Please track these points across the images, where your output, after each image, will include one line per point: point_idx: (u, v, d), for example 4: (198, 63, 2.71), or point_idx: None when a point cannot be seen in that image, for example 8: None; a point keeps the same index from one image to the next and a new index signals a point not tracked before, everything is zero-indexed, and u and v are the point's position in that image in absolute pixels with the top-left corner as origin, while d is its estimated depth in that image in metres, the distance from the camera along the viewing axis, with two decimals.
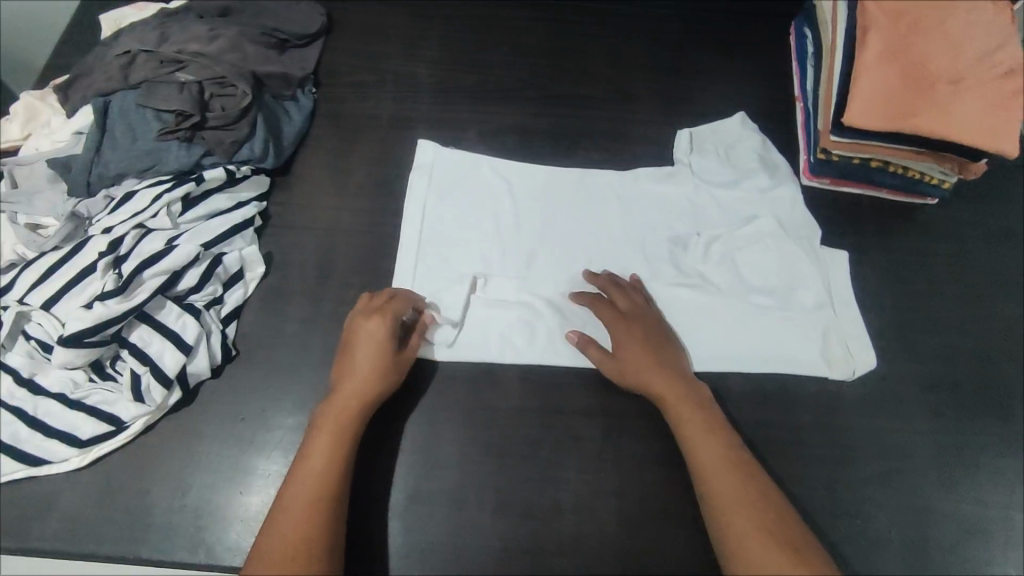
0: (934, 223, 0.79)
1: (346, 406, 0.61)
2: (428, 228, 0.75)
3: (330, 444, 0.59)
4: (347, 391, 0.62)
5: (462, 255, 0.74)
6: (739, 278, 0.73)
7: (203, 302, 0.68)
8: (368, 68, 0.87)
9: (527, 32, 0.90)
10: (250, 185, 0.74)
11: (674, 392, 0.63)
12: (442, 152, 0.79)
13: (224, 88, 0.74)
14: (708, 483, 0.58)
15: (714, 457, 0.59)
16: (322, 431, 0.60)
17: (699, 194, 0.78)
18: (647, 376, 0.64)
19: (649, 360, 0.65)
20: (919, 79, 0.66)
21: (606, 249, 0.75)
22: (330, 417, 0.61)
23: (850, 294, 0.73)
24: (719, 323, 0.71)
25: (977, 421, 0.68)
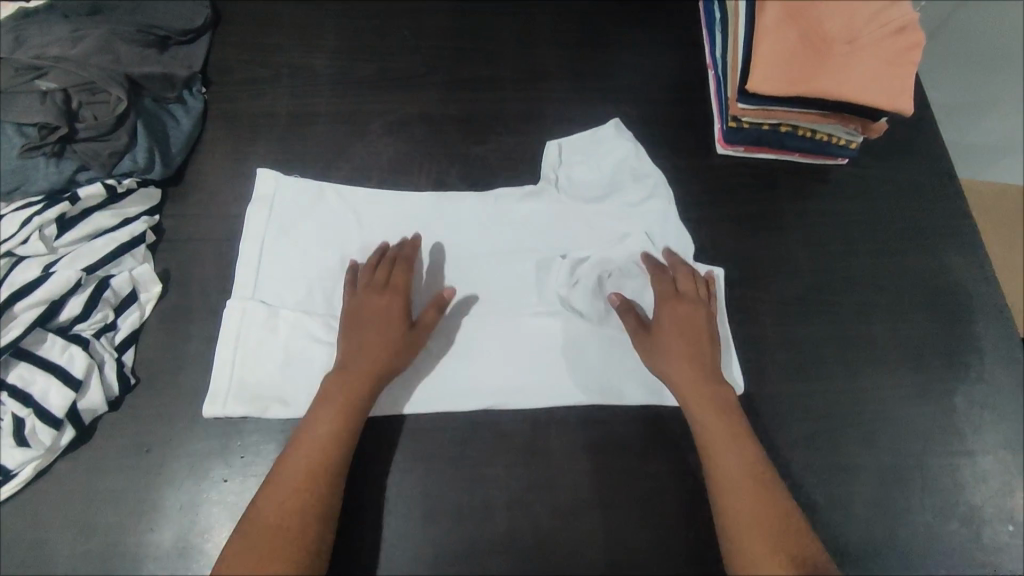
0: (846, 183, 0.79)
1: (347, 412, 0.60)
2: (266, 269, 0.69)
3: (316, 462, 0.58)
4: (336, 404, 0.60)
5: (305, 301, 0.68)
6: (602, 301, 0.72)
7: (92, 330, 0.62)
8: (262, 63, 0.82)
9: (429, 13, 0.86)
10: (137, 200, 0.69)
11: (693, 374, 0.64)
12: (282, 181, 0.73)
13: (95, 95, 0.68)
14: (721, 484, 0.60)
15: (740, 459, 0.60)
16: (306, 442, 0.59)
17: (569, 210, 0.76)
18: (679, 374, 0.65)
19: (686, 361, 0.65)
20: (817, 44, 0.66)
21: (472, 275, 0.72)
22: (319, 428, 0.59)
23: (722, 313, 0.71)
24: (584, 352, 0.69)
25: (895, 373, 0.70)
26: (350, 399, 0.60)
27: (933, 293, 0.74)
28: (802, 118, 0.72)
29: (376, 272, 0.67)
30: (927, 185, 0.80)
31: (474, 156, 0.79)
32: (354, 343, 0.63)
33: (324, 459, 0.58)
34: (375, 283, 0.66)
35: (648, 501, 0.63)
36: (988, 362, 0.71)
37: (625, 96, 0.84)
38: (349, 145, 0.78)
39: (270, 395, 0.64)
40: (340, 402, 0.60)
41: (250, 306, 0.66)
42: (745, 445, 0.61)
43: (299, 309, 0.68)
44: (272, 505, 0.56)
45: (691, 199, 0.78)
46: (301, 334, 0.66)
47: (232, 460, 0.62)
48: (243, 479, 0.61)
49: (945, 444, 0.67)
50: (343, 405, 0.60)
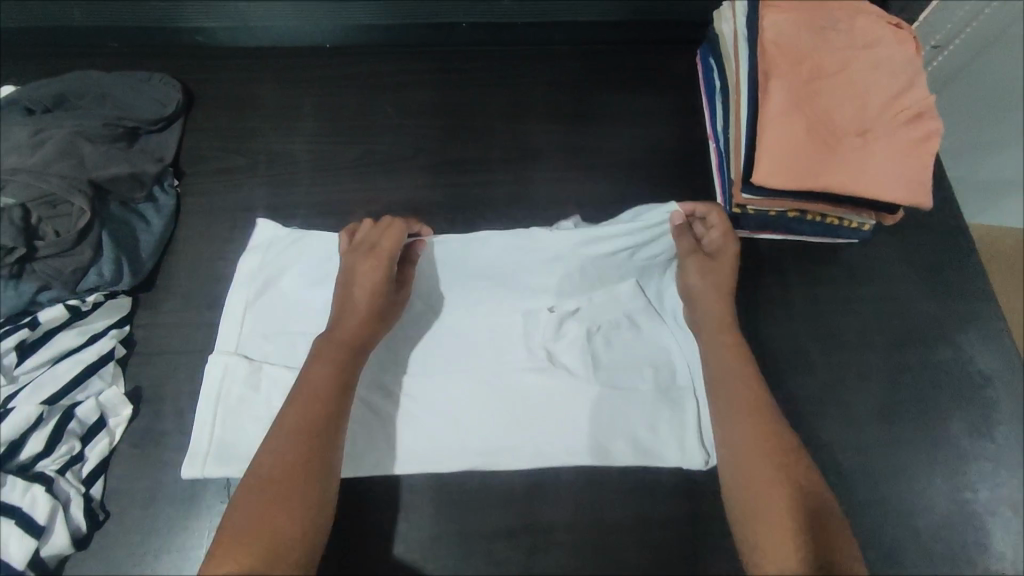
0: (858, 265, 0.75)
1: (332, 379, 0.58)
2: (251, 325, 0.67)
3: (305, 428, 0.56)
4: (324, 366, 0.59)
5: (287, 355, 0.66)
6: (590, 352, 0.67)
7: (56, 465, 0.59)
8: (238, 149, 0.78)
9: (414, 87, 0.82)
10: (104, 314, 0.65)
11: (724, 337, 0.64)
12: (278, 231, 0.70)
13: (55, 208, 0.64)
14: (739, 441, 0.58)
15: (760, 429, 0.58)
16: (297, 413, 0.56)
17: None
18: (714, 336, 0.64)
19: (720, 323, 0.65)
20: (826, 134, 0.62)
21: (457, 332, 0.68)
22: (303, 401, 0.57)
23: None
24: (570, 408, 0.65)
25: (914, 483, 0.65)
26: (344, 355, 0.60)
27: (956, 387, 0.69)
28: (810, 206, 0.67)
29: (362, 241, 0.66)
30: (947, 266, 0.75)
31: None
32: (348, 296, 0.62)
33: (308, 427, 0.56)
34: (360, 251, 0.64)
35: None
36: (1011, 466, 0.67)
37: (622, 173, 0.79)
38: None
39: (249, 454, 0.62)
40: (330, 373, 0.59)
41: (233, 361, 0.64)
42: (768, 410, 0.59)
43: (285, 365, 0.65)
44: (259, 483, 0.53)
45: None
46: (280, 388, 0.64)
47: None
48: None
49: (969, 561, 0.63)
50: (332, 373, 0.59)
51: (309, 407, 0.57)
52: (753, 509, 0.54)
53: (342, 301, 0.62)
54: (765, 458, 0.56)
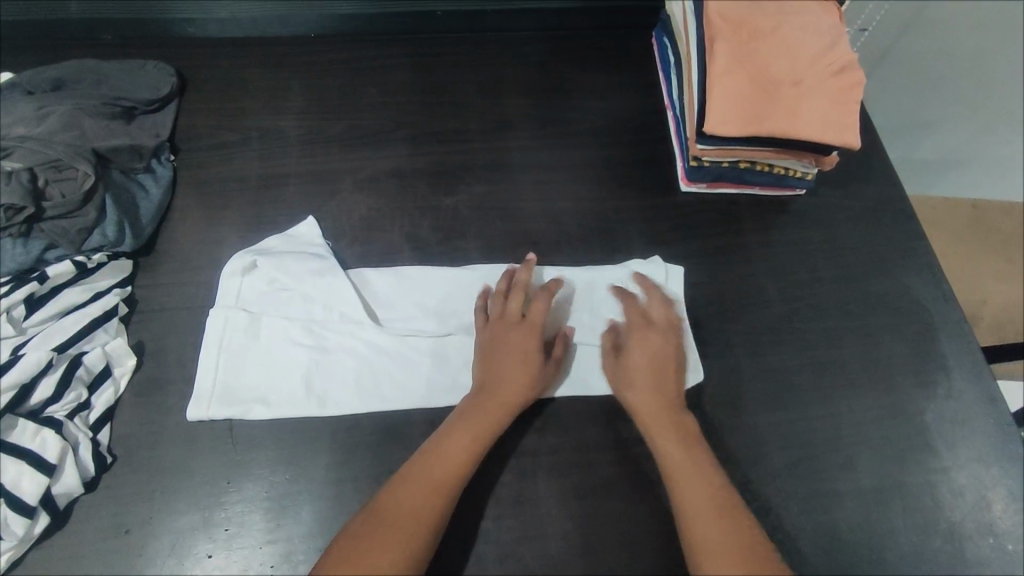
0: (805, 213, 0.83)
1: (441, 486, 0.58)
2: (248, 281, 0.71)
3: (410, 535, 0.56)
4: (447, 474, 0.59)
5: (284, 307, 0.70)
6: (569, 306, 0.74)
7: (66, 411, 0.61)
8: (230, 128, 0.83)
9: (394, 70, 0.88)
10: (108, 273, 0.69)
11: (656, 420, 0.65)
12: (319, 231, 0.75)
13: (60, 173, 0.68)
14: (691, 507, 0.60)
15: (706, 493, 0.60)
16: (396, 519, 0.56)
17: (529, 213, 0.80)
18: (650, 408, 0.65)
19: (653, 398, 0.66)
20: (767, 88, 0.70)
21: (443, 284, 0.73)
22: (406, 508, 0.57)
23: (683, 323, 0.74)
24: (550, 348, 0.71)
25: (867, 397, 0.72)
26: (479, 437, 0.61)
27: (896, 314, 0.77)
28: (757, 155, 0.75)
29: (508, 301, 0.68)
30: (882, 211, 0.83)
31: (447, 207, 0.79)
32: (492, 380, 0.64)
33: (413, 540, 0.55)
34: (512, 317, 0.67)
35: (635, 544, 0.63)
36: (954, 379, 0.73)
37: (589, 139, 0.86)
38: (321, 205, 0.78)
39: (251, 397, 0.66)
40: (432, 483, 0.58)
41: (233, 313, 0.69)
42: (708, 465, 0.62)
43: (281, 315, 0.69)
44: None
45: (660, 235, 0.80)
46: (276, 336, 0.68)
47: (213, 535, 0.60)
48: (226, 553, 0.60)
49: (922, 463, 0.69)
50: (438, 485, 0.58)
51: (416, 516, 0.56)
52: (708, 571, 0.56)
53: (501, 387, 0.64)
54: (708, 520, 0.59)
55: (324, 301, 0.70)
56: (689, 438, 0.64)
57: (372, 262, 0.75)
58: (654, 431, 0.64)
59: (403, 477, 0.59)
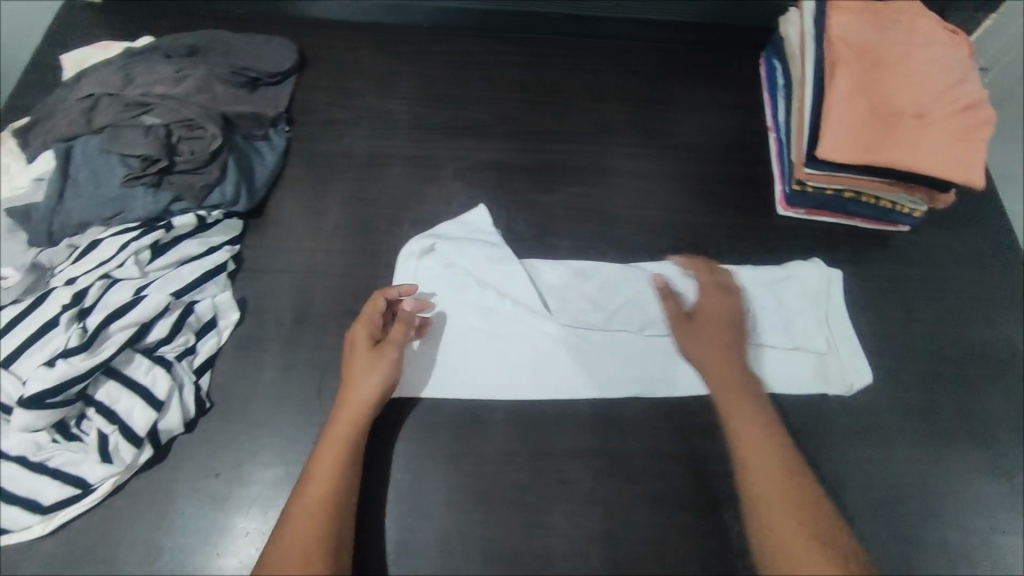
0: (906, 249, 0.80)
1: (352, 430, 0.60)
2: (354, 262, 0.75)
3: (339, 473, 0.58)
4: (324, 464, 0.58)
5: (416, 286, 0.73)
6: None
7: (174, 353, 0.65)
8: (342, 106, 0.86)
9: (501, 66, 0.90)
10: (221, 230, 0.73)
11: (733, 403, 0.63)
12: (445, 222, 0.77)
13: (192, 131, 0.72)
14: (758, 465, 0.59)
15: (776, 464, 0.58)
16: (323, 464, 0.58)
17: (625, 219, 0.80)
18: (724, 373, 0.64)
19: (727, 366, 0.65)
20: (887, 116, 0.69)
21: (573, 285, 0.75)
22: (331, 455, 0.59)
23: (852, 334, 0.74)
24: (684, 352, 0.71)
25: (958, 446, 0.69)
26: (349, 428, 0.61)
27: (997, 364, 0.73)
28: (867, 186, 0.73)
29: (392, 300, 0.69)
30: (990, 257, 0.80)
31: (542, 204, 0.80)
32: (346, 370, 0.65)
33: (330, 518, 0.56)
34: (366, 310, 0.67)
35: (704, 561, 0.62)
36: None
37: (688, 153, 0.86)
38: (422, 188, 0.80)
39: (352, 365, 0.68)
40: (345, 426, 0.61)
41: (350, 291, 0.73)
42: (780, 444, 0.60)
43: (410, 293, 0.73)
44: (294, 531, 0.54)
45: (753, 256, 0.79)
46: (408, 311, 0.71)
47: None
48: None
49: (1013, 522, 0.66)
50: (335, 470, 0.58)
51: (339, 457, 0.59)
52: (769, 533, 0.55)
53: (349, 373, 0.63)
54: (772, 482, 0.57)
55: (453, 284, 0.73)
56: (760, 415, 0.62)
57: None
58: (729, 417, 0.62)
59: (327, 428, 0.61)
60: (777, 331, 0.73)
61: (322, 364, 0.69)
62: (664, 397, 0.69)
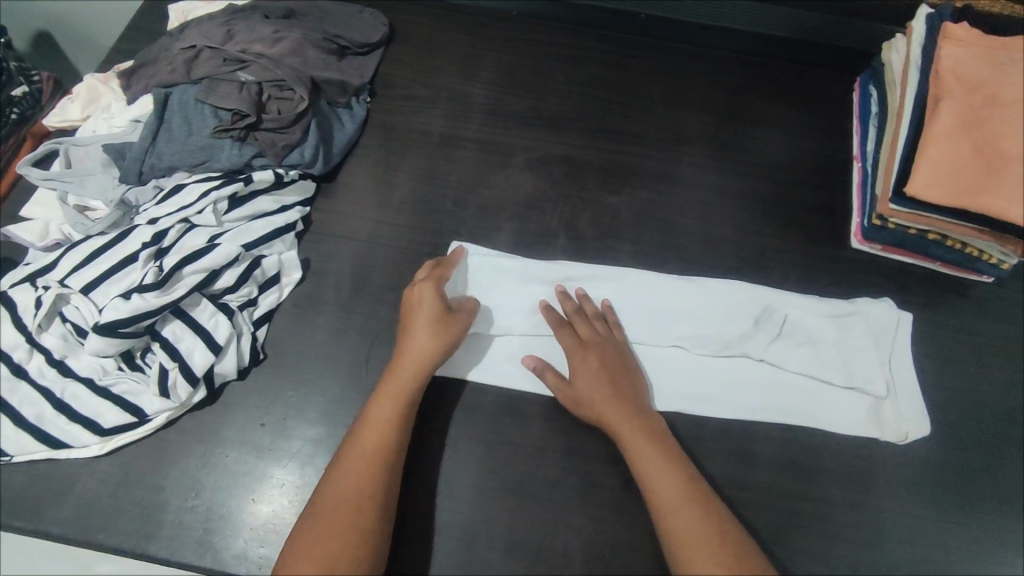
0: (987, 301, 0.76)
1: (406, 388, 0.62)
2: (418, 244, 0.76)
3: (387, 430, 0.59)
4: (379, 422, 0.60)
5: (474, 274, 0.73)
6: (777, 342, 0.71)
7: (237, 302, 0.67)
8: (423, 83, 0.87)
9: (584, 62, 0.89)
10: (295, 190, 0.75)
11: (627, 419, 0.62)
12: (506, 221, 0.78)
13: (282, 92, 0.74)
14: (641, 466, 0.60)
15: (680, 495, 0.58)
16: (375, 421, 0.60)
17: (690, 232, 0.79)
18: (609, 406, 0.63)
19: (607, 390, 0.64)
20: (992, 156, 0.64)
21: (628, 293, 0.73)
22: (381, 413, 0.60)
23: (913, 381, 0.70)
24: (729, 378, 0.70)
25: (1014, 516, 0.65)
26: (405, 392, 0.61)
27: None
28: (953, 229, 0.69)
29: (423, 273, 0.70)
30: None
31: (608, 206, 0.79)
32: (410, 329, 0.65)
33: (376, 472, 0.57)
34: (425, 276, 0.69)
35: None
36: None
37: (766, 172, 0.83)
38: (491, 174, 0.81)
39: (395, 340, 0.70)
40: (396, 384, 0.62)
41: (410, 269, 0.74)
42: (671, 456, 0.60)
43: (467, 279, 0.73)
44: (343, 483, 0.56)
45: (820, 286, 0.76)
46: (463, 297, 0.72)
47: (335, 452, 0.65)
48: None
49: None
50: (386, 426, 0.60)
51: (392, 415, 0.60)
52: (682, 546, 0.55)
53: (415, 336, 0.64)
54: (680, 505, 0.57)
55: (511, 277, 0.73)
56: (648, 428, 0.62)
57: (524, 239, 0.77)
58: (615, 431, 0.62)
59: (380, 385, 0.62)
60: (835, 368, 0.69)
61: (373, 333, 0.70)
62: (705, 417, 0.68)
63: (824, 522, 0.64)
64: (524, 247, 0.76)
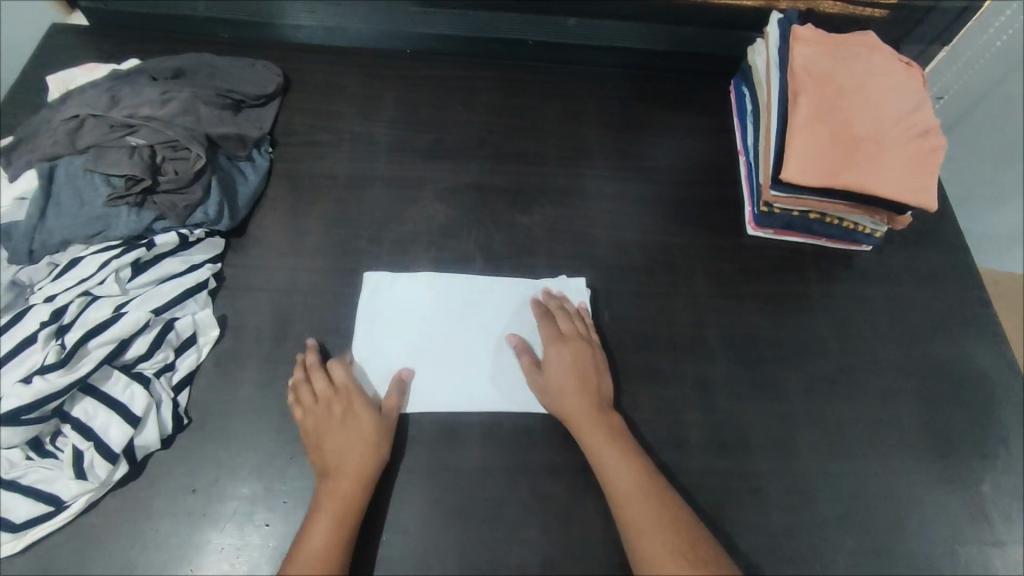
0: (870, 267, 0.83)
1: (355, 478, 0.61)
2: (336, 287, 0.76)
3: (327, 546, 0.57)
4: (323, 526, 0.58)
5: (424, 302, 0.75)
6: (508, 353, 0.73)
7: (152, 370, 0.65)
8: (324, 128, 0.88)
9: (480, 91, 0.93)
10: (203, 249, 0.74)
11: (591, 420, 0.65)
12: (422, 252, 0.79)
13: (176, 151, 0.74)
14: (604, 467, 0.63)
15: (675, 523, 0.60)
16: (320, 519, 0.59)
17: (598, 239, 0.83)
18: (567, 402, 0.67)
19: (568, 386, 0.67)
20: (849, 140, 0.73)
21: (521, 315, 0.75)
22: (320, 533, 0.58)
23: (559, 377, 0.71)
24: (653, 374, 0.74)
25: (921, 457, 0.71)
26: (352, 488, 0.60)
27: (958, 379, 0.76)
28: (830, 207, 0.76)
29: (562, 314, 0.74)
30: (947, 275, 0.83)
31: (520, 225, 0.82)
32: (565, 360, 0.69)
33: None
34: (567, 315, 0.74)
35: None
36: (1013, 452, 0.72)
37: (661, 175, 0.89)
38: (402, 208, 0.82)
39: None
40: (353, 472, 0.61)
41: (331, 311, 0.74)
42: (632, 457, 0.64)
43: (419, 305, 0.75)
44: (318, 529, 0.58)
45: (725, 273, 0.81)
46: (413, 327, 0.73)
47: (273, 506, 0.63)
48: (284, 524, 0.63)
49: (975, 532, 0.68)
50: (337, 515, 0.59)
51: (360, 467, 0.62)
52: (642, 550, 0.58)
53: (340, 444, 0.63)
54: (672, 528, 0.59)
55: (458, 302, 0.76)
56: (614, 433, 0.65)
57: (441, 266, 0.79)
58: (579, 430, 0.65)
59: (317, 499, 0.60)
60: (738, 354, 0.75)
61: None
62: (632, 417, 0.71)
63: (754, 492, 0.68)
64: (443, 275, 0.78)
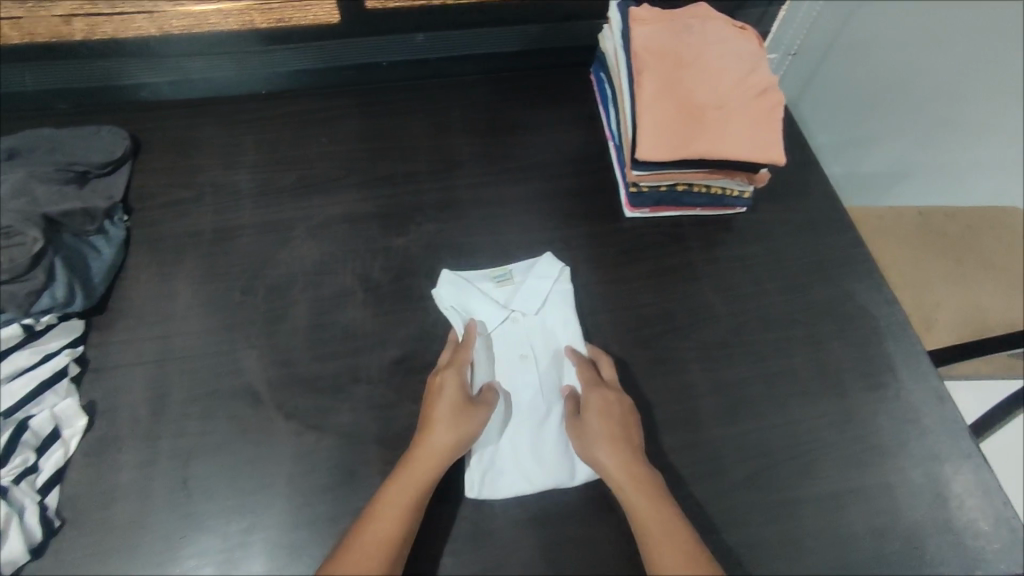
0: (747, 227, 0.85)
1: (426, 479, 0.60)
2: (213, 347, 0.72)
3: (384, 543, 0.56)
4: (390, 524, 0.57)
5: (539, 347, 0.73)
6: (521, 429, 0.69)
7: (11, 476, 0.60)
8: (183, 185, 0.85)
9: (343, 120, 0.91)
10: (58, 334, 0.70)
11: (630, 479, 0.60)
12: (301, 295, 0.76)
13: (10, 238, 0.68)
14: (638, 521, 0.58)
15: None
16: (390, 506, 0.58)
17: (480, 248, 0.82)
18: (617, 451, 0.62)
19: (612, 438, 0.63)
20: (694, 111, 0.74)
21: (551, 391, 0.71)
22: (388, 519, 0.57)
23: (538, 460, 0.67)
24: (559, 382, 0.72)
25: (819, 402, 0.73)
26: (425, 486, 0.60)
27: (843, 320, 0.78)
28: (692, 177, 0.78)
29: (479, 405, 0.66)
30: (819, 222, 0.86)
31: (398, 248, 0.81)
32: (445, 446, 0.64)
33: None
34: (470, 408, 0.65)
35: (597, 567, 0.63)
36: (902, 380, 0.74)
37: (537, 173, 0.89)
38: (274, 252, 0.79)
39: (204, 451, 0.66)
40: (424, 468, 0.61)
41: (210, 374, 0.70)
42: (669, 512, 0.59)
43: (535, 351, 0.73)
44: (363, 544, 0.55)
45: (610, 258, 0.82)
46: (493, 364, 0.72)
47: None
48: None
49: (878, 464, 0.69)
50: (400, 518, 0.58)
51: (416, 489, 0.59)
52: None
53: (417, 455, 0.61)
54: None
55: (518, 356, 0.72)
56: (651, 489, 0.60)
57: (323, 304, 0.76)
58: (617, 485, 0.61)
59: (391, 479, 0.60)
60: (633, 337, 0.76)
61: (184, 453, 0.66)
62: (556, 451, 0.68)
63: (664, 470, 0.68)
64: (325, 314, 0.75)
